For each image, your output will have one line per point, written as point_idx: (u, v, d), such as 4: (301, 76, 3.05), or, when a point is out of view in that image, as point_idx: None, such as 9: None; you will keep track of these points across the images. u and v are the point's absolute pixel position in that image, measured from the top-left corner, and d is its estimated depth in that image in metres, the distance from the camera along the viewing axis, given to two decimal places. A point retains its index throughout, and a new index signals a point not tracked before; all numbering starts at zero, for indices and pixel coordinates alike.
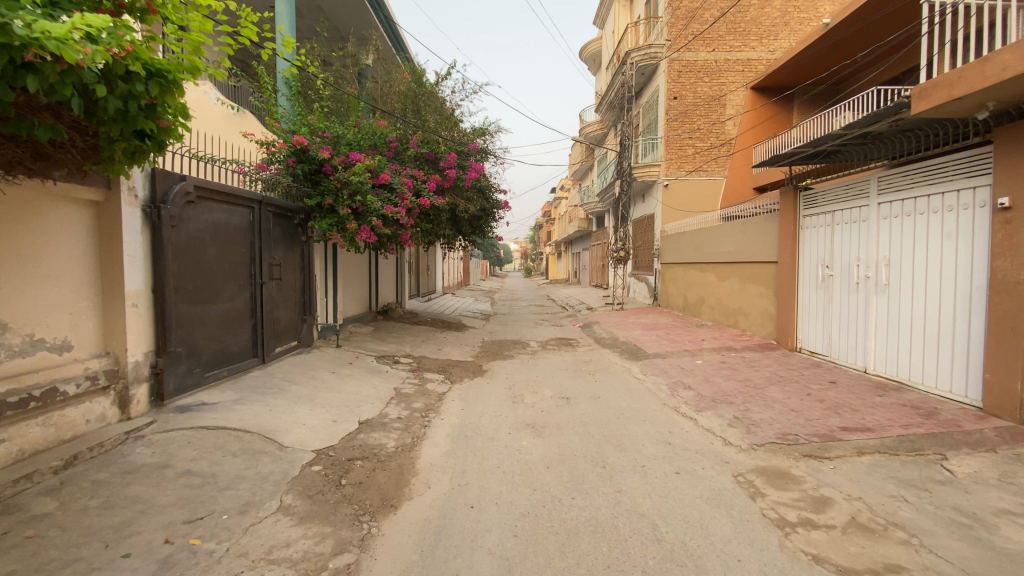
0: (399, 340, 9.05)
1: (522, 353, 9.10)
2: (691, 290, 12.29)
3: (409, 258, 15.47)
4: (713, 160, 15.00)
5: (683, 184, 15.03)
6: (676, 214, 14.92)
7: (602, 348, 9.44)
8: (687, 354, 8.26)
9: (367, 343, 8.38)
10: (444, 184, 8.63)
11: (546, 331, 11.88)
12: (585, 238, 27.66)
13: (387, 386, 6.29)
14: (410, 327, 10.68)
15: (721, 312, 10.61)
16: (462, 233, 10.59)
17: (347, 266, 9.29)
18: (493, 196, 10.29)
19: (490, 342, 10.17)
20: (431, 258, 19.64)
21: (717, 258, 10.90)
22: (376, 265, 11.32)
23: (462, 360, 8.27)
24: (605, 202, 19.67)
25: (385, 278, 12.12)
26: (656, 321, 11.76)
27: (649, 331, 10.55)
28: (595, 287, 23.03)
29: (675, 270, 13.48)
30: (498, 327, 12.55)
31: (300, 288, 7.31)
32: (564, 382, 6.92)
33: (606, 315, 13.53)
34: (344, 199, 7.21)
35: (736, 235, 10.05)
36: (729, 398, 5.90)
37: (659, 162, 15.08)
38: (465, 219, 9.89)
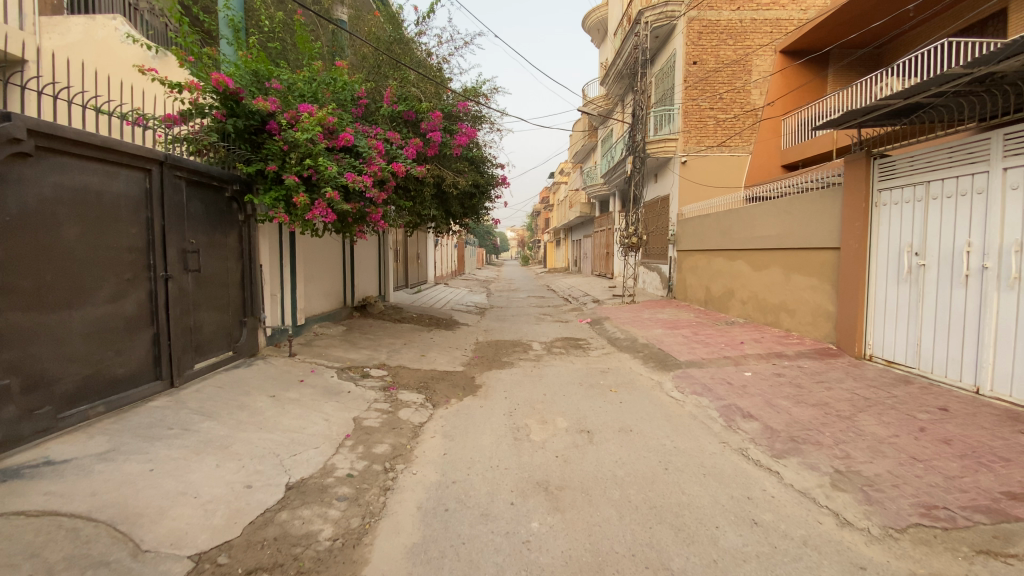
0: (372, 345, 7.35)
1: (523, 360, 7.42)
2: (716, 280, 10.60)
3: (394, 244, 13.74)
4: (737, 133, 13.20)
5: (704, 160, 13.22)
6: (695, 195, 13.15)
7: (619, 352, 7.80)
8: (730, 362, 6.62)
9: (330, 351, 6.68)
10: (427, 150, 6.91)
11: (549, 329, 10.22)
12: (587, 223, 25.89)
13: (343, 416, 4.61)
14: (389, 327, 8.97)
15: (758, 308, 8.94)
16: (452, 215, 8.88)
17: (307, 255, 7.52)
18: (488, 170, 8.57)
19: (485, 344, 8.48)
20: (421, 245, 17.87)
21: (752, 244, 9.20)
22: (348, 253, 9.56)
23: (449, 370, 6.59)
24: (612, 184, 17.92)
25: (362, 268, 10.39)
26: (677, 318, 10.10)
27: (673, 330, 8.89)
28: (599, 276, 21.34)
29: (695, 259, 11.79)
30: (495, 324, 10.86)
31: (237, 283, 5.62)
32: (580, 404, 5.26)
33: (617, 309, 11.87)
34: (292, 165, 5.44)
35: (780, 215, 8.35)
36: (812, 435, 4.27)
37: (675, 135, 13.30)
38: (454, 197, 8.13)
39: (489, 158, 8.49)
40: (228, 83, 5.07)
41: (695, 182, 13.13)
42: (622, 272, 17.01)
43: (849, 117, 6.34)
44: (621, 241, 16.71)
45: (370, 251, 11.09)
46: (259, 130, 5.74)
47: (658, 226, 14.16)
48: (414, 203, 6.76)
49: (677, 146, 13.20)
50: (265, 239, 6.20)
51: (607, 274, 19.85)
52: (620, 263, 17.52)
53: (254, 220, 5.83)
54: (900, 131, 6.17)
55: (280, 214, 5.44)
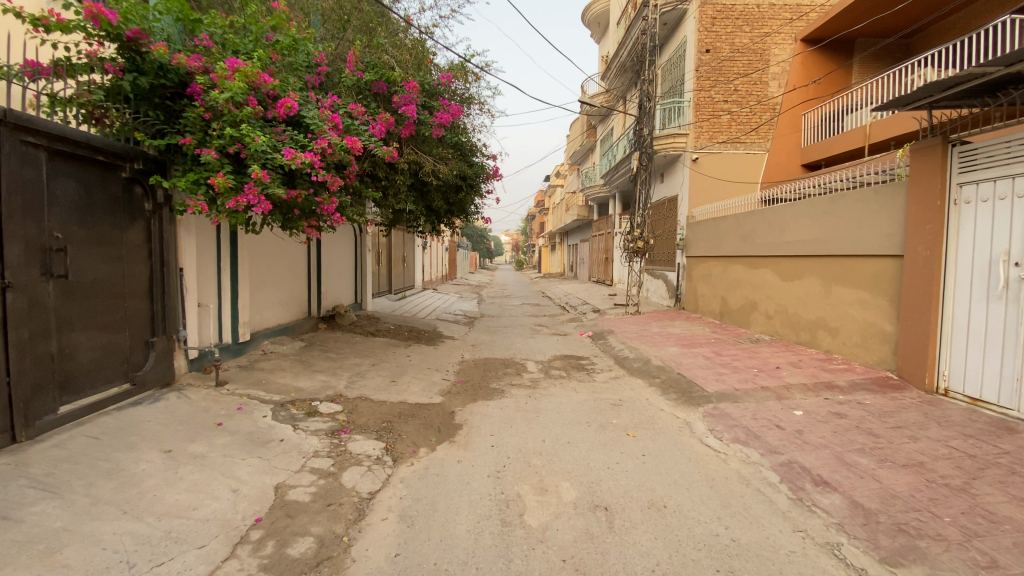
0: (328, 368, 6.00)
1: (516, 386, 6.10)
2: (735, 291, 9.30)
3: (373, 246, 12.38)
4: (754, 129, 11.81)
5: (715, 159, 11.75)
6: (709, 195, 11.76)
7: (631, 377, 6.50)
8: (771, 396, 5.34)
9: (272, 377, 5.32)
10: (400, 131, 5.61)
11: (546, 344, 8.91)
12: (585, 227, 24.62)
13: (261, 482, 3.28)
14: (357, 341, 7.61)
15: (788, 324, 7.64)
16: (432, 213, 7.54)
17: (250, 258, 6.11)
18: (476, 161, 7.25)
19: (471, 364, 7.16)
20: (406, 248, 16.54)
21: (779, 250, 7.91)
22: (312, 255, 8.16)
23: (423, 401, 5.28)
24: (613, 185, 16.66)
25: (331, 272, 9.04)
26: (692, 333, 8.84)
27: (692, 348, 7.60)
28: (597, 282, 20.05)
29: (708, 265, 10.49)
30: (484, 337, 9.54)
31: (142, 292, 4.30)
32: (590, 458, 3.95)
33: (620, 321, 10.60)
34: (214, 138, 4.13)
35: (818, 216, 7.06)
36: (927, 521, 2.99)
37: (685, 130, 11.88)
38: (435, 190, 6.78)
39: (476, 146, 7.16)
40: (116, 20, 3.78)
41: (708, 180, 11.72)
42: (625, 278, 15.68)
43: (918, 95, 5.12)
44: (623, 244, 15.38)
45: (341, 252, 9.66)
46: (175, 93, 4.43)
47: (664, 229, 12.83)
48: (383, 194, 5.46)
49: (687, 142, 11.81)
50: (187, 237, 4.82)
51: (606, 280, 18.58)
52: (621, 270, 16.26)
53: (169, 210, 4.51)
54: (988, 111, 4.93)
55: (197, 201, 4.12)
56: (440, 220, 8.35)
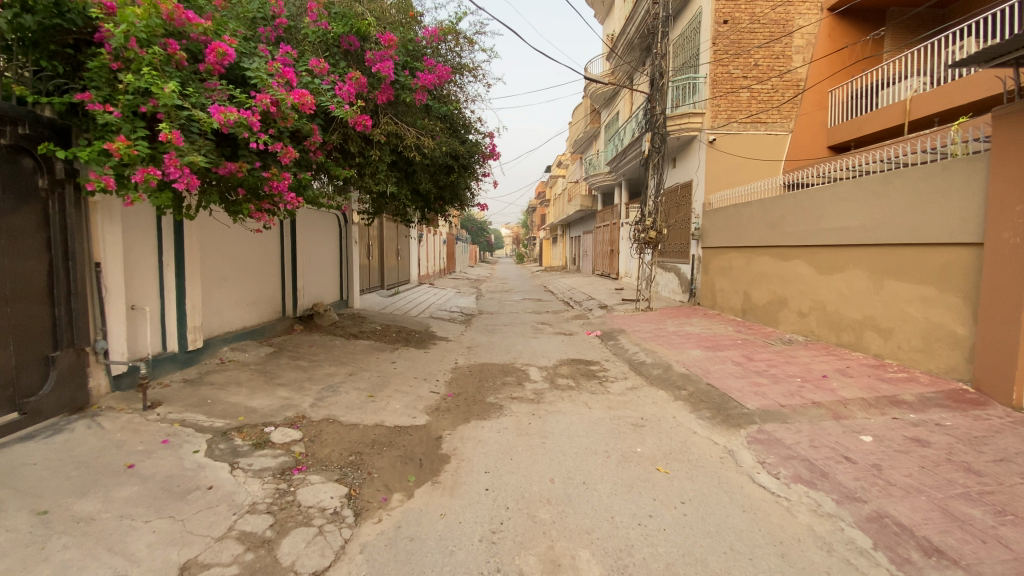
0: (292, 380, 5.05)
1: (517, 399, 5.14)
2: (760, 285, 8.33)
3: (361, 237, 11.39)
4: (775, 107, 10.77)
5: (734, 140, 10.70)
6: (727, 180, 10.69)
7: (651, 387, 5.55)
8: (826, 414, 4.40)
9: (220, 395, 4.38)
10: (376, 95, 4.65)
11: (550, 345, 7.94)
12: (588, 217, 23.57)
13: (162, 561, 2.36)
14: (335, 345, 6.64)
15: (828, 324, 6.68)
16: (420, 197, 6.57)
17: (198, 251, 5.11)
18: (470, 138, 6.29)
19: (465, 371, 6.21)
20: (400, 240, 15.55)
21: (816, 238, 6.92)
22: (284, 247, 7.15)
23: (404, 422, 4.33)
24: (619, 172, 15.66)
25: (309, 266, 8.06)
26: (714, 332, 7.89)
27: (717, 351, 6.64)
28: (602, 275, 19.05)
29: (726, 257, 9.50)
30: (482, 337, 8.56)
31: (37, 294, 3.38)
32: (612, 509, 3.01)
33: (631, 319, 9.65)
34: (121, 90, 3.16)
35: (866, 199, 6.06)
36: None
37: (701, 110, 10.78)
38: (421, 170, 5.82)
39: (470, 120, 6.19)
40: None
41: (727, 163, 10.67)
42: (634, 271, 14.68)
43: (1009, 46, 4.11)
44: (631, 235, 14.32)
45: (322, 244, 8.65)
46: (81, 39, 3.48)
47: (676, 218, 11.77)
48: (353, 172, 4.50)
49: (703, 122, 10.71)
50: (110, 225, 3.92)
51: (613, 273, 17.59)
52: (629, 263, 15.26)
53: (72, 189, 3.57)
54: None
55: (101, 173, 3.15)
56: (431, 208, 7.35)
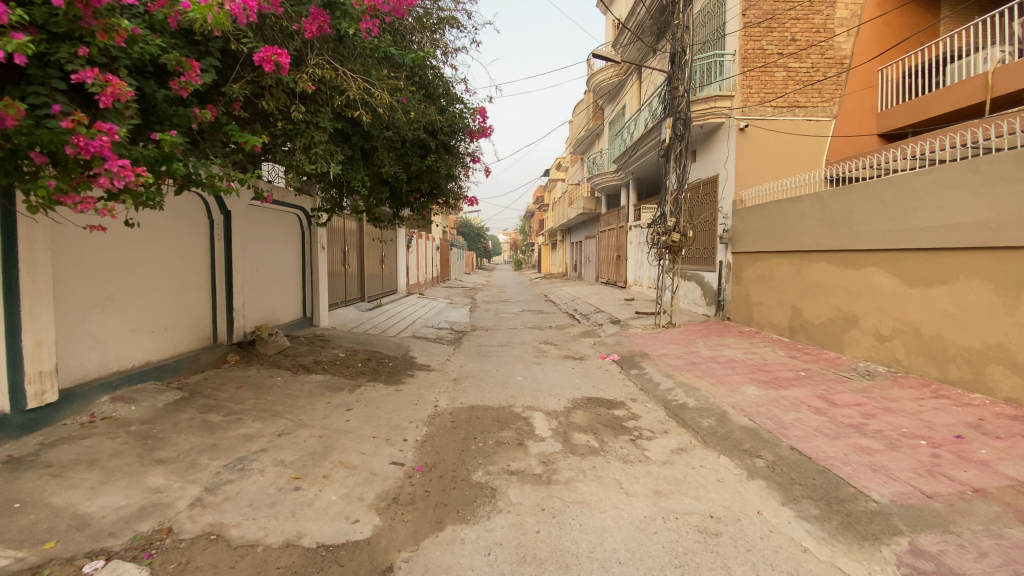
0: (182, 451, 3.41)
1: (516, 472, 3.48)
2: (815, 298, 6.70)
3: (334, 243, 9.77)
4: (816, 89, 9.00)
5: (770, 127, 8.82)
6: (763, 174, 8.83)
7: (706, 448, 3.94)
8: (1006, 514, 2.78)
9: (44, 492, 2.76)
10: (304, 30, 3.08)
11: (558, 375, 6.27)
12: (591, 221, 22.01)
13: None
14: (273, 383, 4.99)
15: (924, 353, 5.07)
16: (377, 191, 4.86)
17: (51, 262, 3.51)
18: (448, 110, 4.66)
19: (445, 419, 4.54)
20: (385, 246, 13.96)
21: (904, 240, 5.32)
22: (205, 256, 5.41)
23: (336, 532, 2.70)
24: (627, 170, 14.07)
25: (253, 279, 6.35)
26: (764, 357, 6.28)
27: (781, 390, 5.01)
28: (609, 282, 17.43)
29: (765, 263, 7.89)
30: (473, 363, 6.89)
31: None
32: None
33: (654, 338, 8.03)
34: None
35: (989, 187, 4.46)
36: None
37: (730, 91, 8.94)
38: (382, 148, 4.19)
39: (446, 85, 4.56)
40: None
41: (762, 154, 8.82)
42: (647, 278, 12.99)
43: None
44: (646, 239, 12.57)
45: (272, 251, 6.87)
46: None
47: (700, 220, 9.90)
48: (266, 138, 2.97)
49: (731, 108, 8.87)
50: None
51: (620, 281, 15.95)
52: (642, 270, 13.59)
53: None
54: None
55: None
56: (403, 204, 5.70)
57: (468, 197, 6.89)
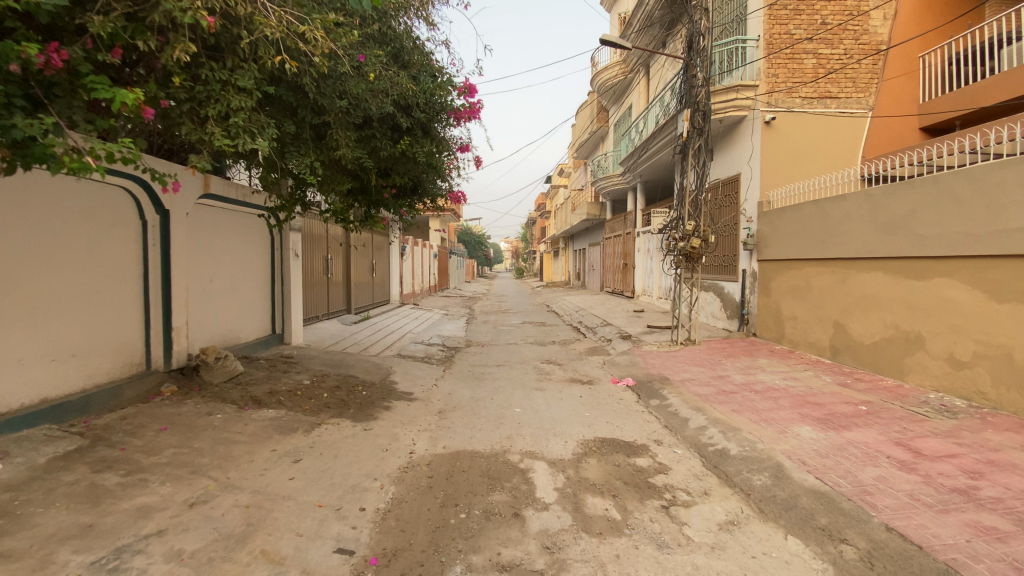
0: (40, 540, 2.42)
1: (508, 568, 2.48)
2: (863, 313, 5.69)
3: (313, 251, 8.79)
4: (850, 78, 7.99)
5: (800, 120, 7.80)
6: (793, 171, 7.77)
7: (765, 520, 2.94)
8: None
9: None
10: None
11: (563, 405, 5.25)
12: (595, 228, 21.05)
13: None
14: (208, 423, 3.99)
15: (1020, 386, 4.06)
16: (334, 184, 3.86)
17: None
18: (423, 80, 3.70)
19: (420, 474, 3.53)
20: (374, 254, 12.98)
21: (989, 246, 4.32)
22: (133, 266, 4.43)
23: None
24: (634, 173, 13.13)
25: (203, 293, 5.35)
26: (809, 385, 5.26)
27: (845, 433, 3.99)
28: (615, 293, 16.42)
29: (798, 272, 6.89)
30: (463, 389, 5.86)
31: None
32: None
33: (673, 357, 7.00)
34: None
35: None
36: None
37: (754, 80, 7.91)
38: (338, 126, 3.29)
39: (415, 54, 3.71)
40: None
41: (791, 151, 7.79)
42: (659, 288, 11.96)
43: None
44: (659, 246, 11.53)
45: (230, 260, 5.86)
46: None
47: (721, 224, 8.82)
48: (141, 98, 2.15)
49: (756, 99, 7.82)
50: None
51: (628, 291, 14.92)
52: (652, 279, 12.55)
53: None
54: None
55: None
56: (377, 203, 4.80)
57: (455, 195, 5.90)
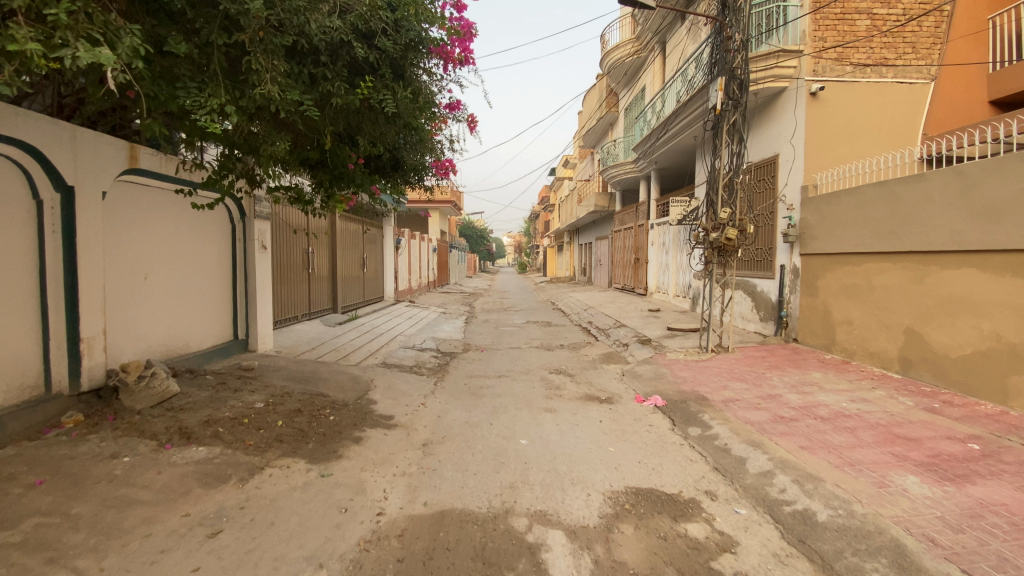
0: None
1: None
2: (950, 320, 4.61)
3: (290, 243, 7.73)
4: (909, 43, 6.88)
5: (851, 91, 6.71)
6: (844, 150, 6.68)
7: None
8: None
9: None
10: None
11: (581, 435, 4.17)
12: (604, 221, 19.91)
13: None
14: (105, 473, 2.95)
15: None
16: (269, 141, 2.86)
17: None
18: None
19: (385, 556, 2.47)
20: (366, 247, 11.90)
21: None
22: (27, 260, 3.42)
23: None
24: (647, 159, 12.02)
25: (132, 290, 4.31)
26: (889, 412, 4.18)
27: (970, 490, 2.93)
28: (626, 289, 15.30)
29: (854, 268, 5.79)
30: (456, 411, 4.79)
31: None
32: None
33: (705, 367, 5.92)
34: None
35: None
36: None
37: (797, 45, 6.82)
38: (259, 47, 2.40)
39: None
40: None
41: (840, 126, 6.70)
42: (678, 285, 10.84)
43: None
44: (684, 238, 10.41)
45: (176, 252, 4.87)
46: None
47: (758, 212, 7.66)
48: None
49: (800, 66, 6.74)
50: None
51: (640, 288, 13.81)
52: (669, 275, 11.44)
53: None
54: None
55: None
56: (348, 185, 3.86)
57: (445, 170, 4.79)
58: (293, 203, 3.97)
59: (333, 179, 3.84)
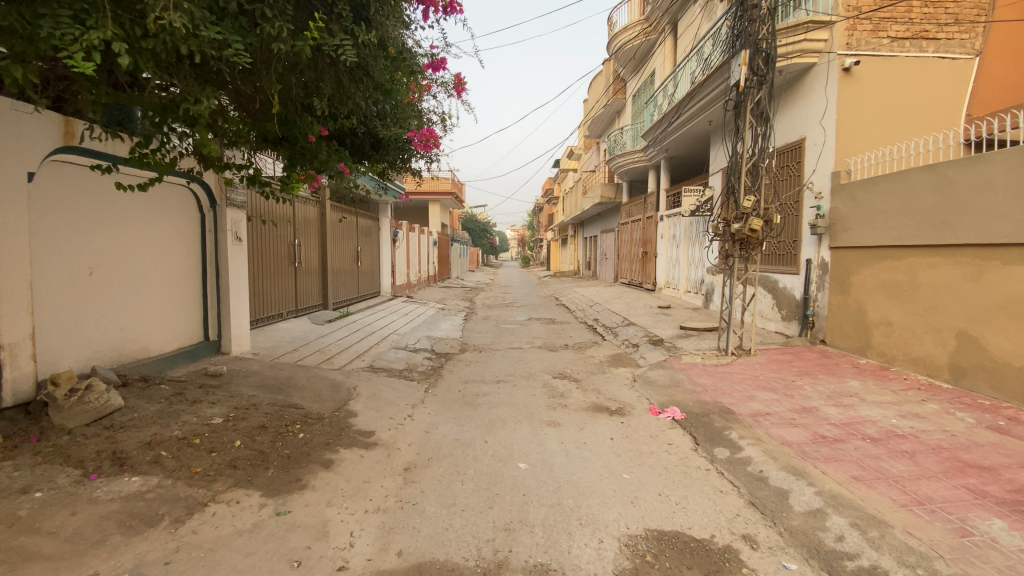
0: None
1: None
2: (1015, 323, 3.99)
3: (273, 234, 7.14)
4: (954, 13, 6.21)
5: (888, 67, 6.07)
6: (879, 134, 6.08)
7: None
8: None
9: None
10: None
11: (589, 456, 3.58)
12: (610, 213, 19.25)
13: None
14: (6, 515, 2.39)
15: None
16: (195, 97, 2.32)
17: None
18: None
19: None
20: (359, 239, 11.31)
21: None
22: None
23: None
24: (658, 147, 11.36)
25: (72, 285, 3.78)
26: (950, 433, 3.58)
27: None
28: (634, 285, 14.67)
29: (895, 264, 5.17)
30: (447, 425, 4.20)
31: None
32: None
33: (727, 373, 5.32)
34: None
35: None
36: None
37: (830, 15, 6.17)
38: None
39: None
40: None
41: (877, 106, 6.06)
42: (690, 280, 10.20)
43: None
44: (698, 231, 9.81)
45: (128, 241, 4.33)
46: None
47: (786, 202, 6.99)
48: None
49: (832, 39, 6.11)
50: None
51: (648, 283, 13.18)
52: (681, 269, 10.80)
53: None
54: None
55: None
56: (306, 161, 3.23)
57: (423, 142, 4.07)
58: (248, 185, 3.42)
59: (289, 152, 3.23)
